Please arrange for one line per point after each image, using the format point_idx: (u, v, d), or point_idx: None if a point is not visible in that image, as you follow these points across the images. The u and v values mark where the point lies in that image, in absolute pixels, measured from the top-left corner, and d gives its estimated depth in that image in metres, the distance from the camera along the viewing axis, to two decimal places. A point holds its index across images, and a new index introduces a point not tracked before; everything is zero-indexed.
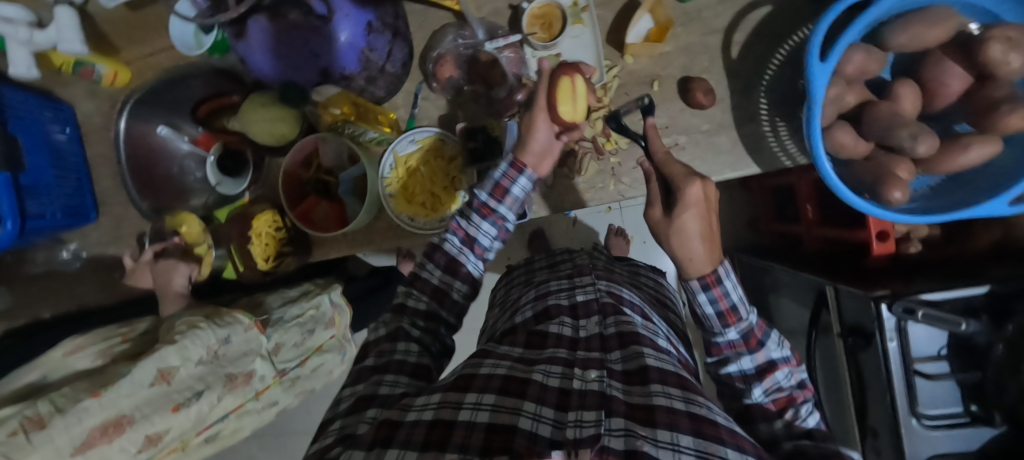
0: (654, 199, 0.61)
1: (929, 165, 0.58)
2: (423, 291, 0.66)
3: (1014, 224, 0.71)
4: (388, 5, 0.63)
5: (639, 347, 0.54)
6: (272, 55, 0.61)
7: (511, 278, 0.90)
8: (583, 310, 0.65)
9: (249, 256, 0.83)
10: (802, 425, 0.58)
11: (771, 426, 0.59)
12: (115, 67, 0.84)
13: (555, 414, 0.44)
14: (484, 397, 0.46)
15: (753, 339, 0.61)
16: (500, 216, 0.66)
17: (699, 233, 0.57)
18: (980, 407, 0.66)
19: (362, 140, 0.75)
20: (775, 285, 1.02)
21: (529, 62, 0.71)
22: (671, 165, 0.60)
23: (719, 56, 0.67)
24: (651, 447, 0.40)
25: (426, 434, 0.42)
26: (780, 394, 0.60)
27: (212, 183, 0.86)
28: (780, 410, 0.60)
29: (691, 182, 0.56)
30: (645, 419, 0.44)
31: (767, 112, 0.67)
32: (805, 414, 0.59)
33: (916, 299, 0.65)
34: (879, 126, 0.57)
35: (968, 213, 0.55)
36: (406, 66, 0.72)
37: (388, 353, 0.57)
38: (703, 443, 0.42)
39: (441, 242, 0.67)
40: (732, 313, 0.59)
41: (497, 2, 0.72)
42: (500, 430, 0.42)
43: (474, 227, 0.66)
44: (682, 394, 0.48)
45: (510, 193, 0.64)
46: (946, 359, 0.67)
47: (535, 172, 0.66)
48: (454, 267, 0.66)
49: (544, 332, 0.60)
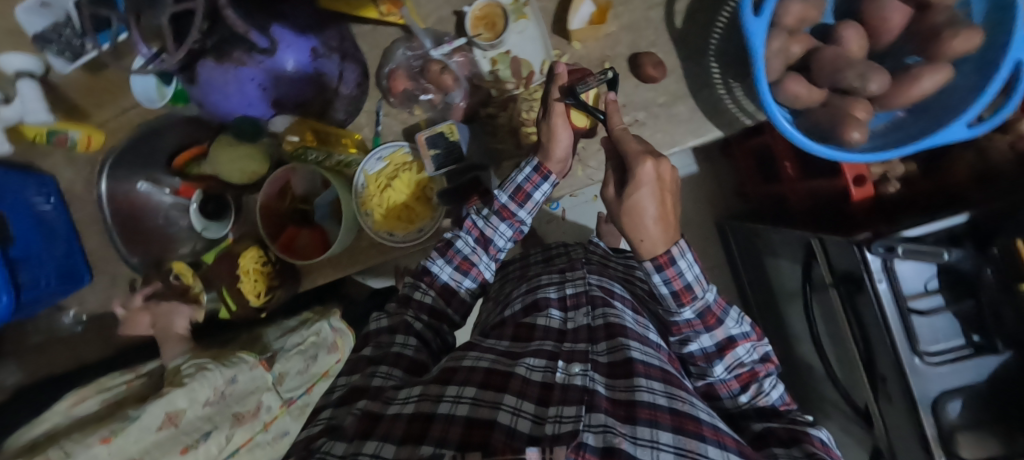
0: (609, 180, 0.61)
1: (884, 102, 0.58)
2: (431, 286, 0.70)
3: (988, 149, 0.70)
4: (332, 29, 0.65)
5: (623, 339, 0.55)
6: (222, 94, 0.61)
7: (506, 272, 0.91)
8: (572, 301, 0.67)
9: (241, 294, 0.85)
10: (766, 403, 0.64)
11: (736, 401, 0.65)
12: (87, 131, 0.83)
13: (535, 409, 0.44)
14: (464, 391, 0.47)
15: (710, 317, 0.62)
16: (519, 219, 0.69)
17: (654, 215, 0.56)
18: (982, 336, 0.65)
19: (331, 163, 0.76)
20: (769, 246, 0.99)
21: (480, 63, 0.72)
22: (627, 143, 0.59)
23: (664, 28, 0.68)
24: (631, 444, 0.41)
25: (406, 428, 0.44)
26: (743, 370, 0.64)
27: (198, 230, 0.90)
28: (744, 386, 0.65)
29: (643, 162, 0.55)
30: (626, 416, 0.44)
31: (719, 75, 0.67)
32: (768, 387, 0.64)
33: (898, 237, 0.64)
34: (827, 71, 0.57)
35: (926, 143, 0.56)
36: (361, 86, 0.73)
37: (386, 345, 0.61)
38: (682, 441, 0.43)
39: (454, 241, 0.70)
40: (687, 292, 0.59)
41: (441, 11, 0.73)
42: (478, 424, 0.42)
43: (492, 227, 0.69)
44: (664, 388, 0.49)
45: (530, 198, 0.66)
46: (935, 292, 0.66)
47: (559, 179, 0.67)
48: (466, 265, 0.70)
49: (531, 324, 0.61)
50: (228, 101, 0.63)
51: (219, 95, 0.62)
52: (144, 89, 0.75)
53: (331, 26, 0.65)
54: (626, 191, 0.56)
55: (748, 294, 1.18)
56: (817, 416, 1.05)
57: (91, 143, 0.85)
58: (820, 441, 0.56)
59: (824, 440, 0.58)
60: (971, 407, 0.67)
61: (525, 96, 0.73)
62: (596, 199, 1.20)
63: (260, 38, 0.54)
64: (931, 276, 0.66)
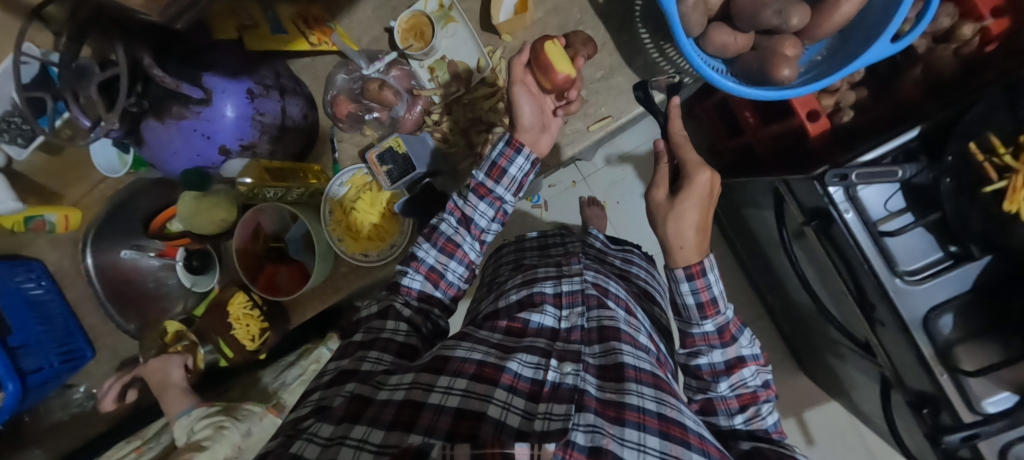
0: (658, 183, 0.65)
1: (811, 34, 0.59)
2: (417, 269, 0.66)
3: (933, 61, 0.70)
4: (266, 68, 0.67)
5: (616, 343, 0.54)
6: (171, 150, 0.62)
7: (501, 256, 0.89)
8: (567, 298, 0.63)
9: (236, 341, 0.86)
10: (761, 428, 0.59)
11: (730, 422, 0.61)
12: (63, 211, 0.86)
13: (525, 404, 0.45)
14: (456, 382, 0.46)
15: (727, 333, 0.61)
16: (498, 196, 0.67)
17: (693, 223, 0.61)
18: (958, 246, 0.67)
19: (293, 197, 0.77)
20: (750, 197, 0.96)
21: (419, 73, 0.76)
22: (687, 151, 0.64)
23: (588, 5, 0.73)
24: (618, 446, 0.42)
25: (395, 414, 0.43)
26: (745, 391, 0.61)
27: (188, 287, 0.93)
28: (742, 407, 0.60)
29: (700, 171, 0.61)
30: (614, 416, 0.44)
31: (650, 39, 0.73)
32: (765, 412, 0.60)
33: (853, 164, 0.65)
34: (747, 15, 0.57)
35: (856, 65, 0.56)
36: (309, 117, 0.74)
37: (377, 330, 0.57)
38: (668, 446, 0.43)
39: (438, 223, 0.67)
40: (712, 304, 0.60)
41: (374, 30, 0.76)
42: (467, 416, 0.42)
43: (471, 207, 0.66)
44: (654, 393, 0.49)
45: (507, 173, 0.65)
46: (909, 211, 0.69)
47: (534, 154, 0.67)
48: (450, 247, 0.67)
49: (524, 321, 0.58)
50: (178, 158, 0.63)
51: (167, 153, 0.63)
52: (105, 159, 0.77)
53: (264, 66, 0.67)
54: (675, 198, 0.61)
55: (740, 250, 1.17)
56: (827, 358, 1.04)
57: (69, 222, 0.87)
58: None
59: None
60: (965, 320, 0.66)
61: (468, 96, 0.75)
62: (575, 185, 1.21)
63: (193, 90, 0.58)
64: (894, 193, 0.69)
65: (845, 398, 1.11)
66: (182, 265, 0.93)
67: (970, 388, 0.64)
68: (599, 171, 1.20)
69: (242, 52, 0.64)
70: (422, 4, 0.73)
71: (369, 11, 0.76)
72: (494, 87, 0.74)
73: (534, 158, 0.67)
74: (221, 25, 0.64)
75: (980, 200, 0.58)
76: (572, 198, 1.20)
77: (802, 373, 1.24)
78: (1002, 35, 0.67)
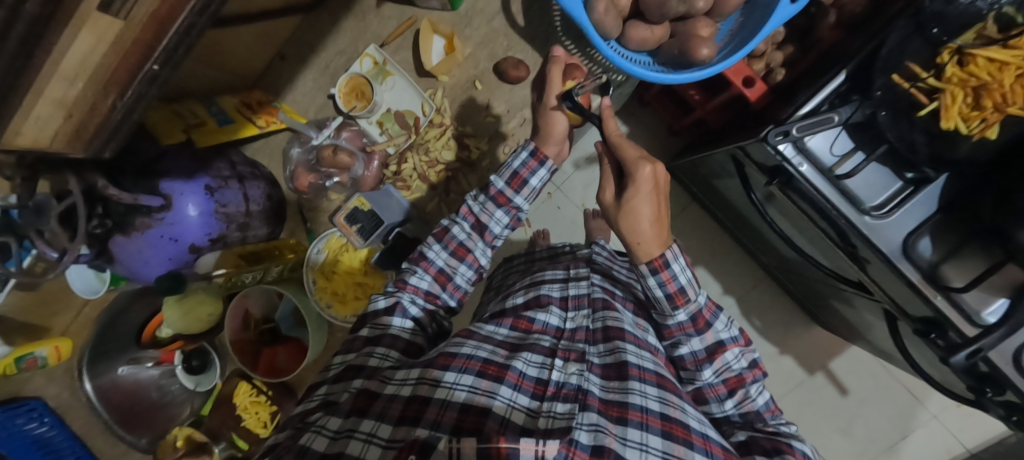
0: (606, 183, 0.62)
1: (720, 11, 0.63)
2: (426, 269, 0.66)
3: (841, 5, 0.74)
4: (221, 160, 0.68)
5: (620, 343, 0.56)
6: (146, 261, 0.63)
7: (511, 265, 0.89)
8: (574, 301, 0.65)
9: (248, 431, 0.86)
10: (752, 409, 0.60)
11: (721, 409, 0.62)
12: (52, 343, 0.82)
13: (529, 402, 0.46)
14: (462, 378, 0.46)
15: (701, 320, 0.61)
16: (516, 206, 0.67)
17: (649, 218, 0.58)
18: (914, 171, 0.69)
19: (274, 275, 0.79)
20: (712, 173, 1.02)
21: (369, 129, 0.78)
22: (625, 149, 0.61)
23: (511, 30, 0.77)
24: (621, 446, 0.43)
25: (403, 409, 0.43)
26: (730, 375, 0.61)
27: (191, 388, 0.96)
28: (731, 392, 0.61)
29: (642, 166, 0.57)
30: (617, 416, 0.45)
31: (575, 48, 0.76)
32: (754, 393, 0.61)
33: (794, 118, 0.67)
34: (655, 7, 0.61)
35: (767, 26, 0.59)
36: (272, 197, 0.76)
37: (384, 326, 0.58)
38: (671, 446, 0.45)
39: (450, 226, 0.68)
40: (681, 294, 0.59)
41: (317, 99, 0.79)
42: (473, 411, 0.43)
43: (488, 214, 0.67)
44: (658, 393, 0.50)
45: (527, 184, 0.66)
46: (859, 148, 0.71)
47: (555, 164, 0.68)
48: (461, 252, 0.67)
49: (532, 318, 0.60)
50: (152, 266, 0.64)
51: (141, 264, 0.63)
52: (82, 281, 0.77)
53: (218, 159, 0.69)
54: (625, 196, 0.58)
55: (725, 221, 1.19)
56: (832, 303, 1.05)
57: (61, 352, 0.83)
58: (799, 452, 0.54)
59: (804, 452, 0.55)
60: (941, 239, 0.68)
61: (420, 140, 0.78)
62: (551, 195, 1.22)
63: (151, 199, 0.58)
64: (839, 135, 0.71)
65: (864, 340, 1.11)
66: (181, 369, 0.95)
67: (966, 302, 0.65)
68: (570, 177, 1.21)
69: (194, 151, 0.65)
70: (358, 66, 0.75)
71: (309, 83, 0.80)
72: (443, 126, 0.79)
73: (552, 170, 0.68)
74: (166, 130, 0.63)
75: (918, 121, 0.63)
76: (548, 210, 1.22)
77: (817, 326, 1.23)
78: None
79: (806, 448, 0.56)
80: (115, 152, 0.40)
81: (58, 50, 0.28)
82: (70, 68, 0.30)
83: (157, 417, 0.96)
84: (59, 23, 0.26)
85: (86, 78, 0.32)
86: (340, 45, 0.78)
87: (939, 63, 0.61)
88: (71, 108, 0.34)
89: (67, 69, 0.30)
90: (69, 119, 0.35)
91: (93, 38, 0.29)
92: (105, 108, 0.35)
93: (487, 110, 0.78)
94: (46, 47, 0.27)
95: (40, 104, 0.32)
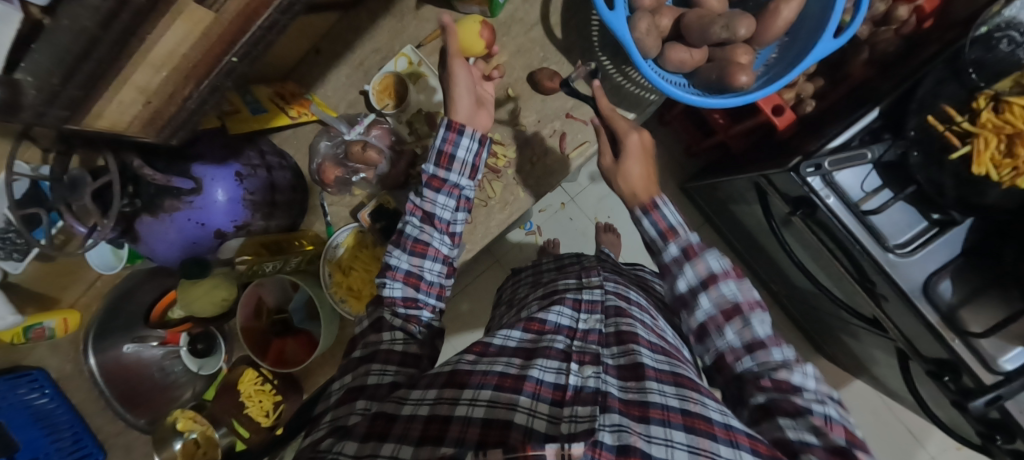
0: (603, 150, 0.69)
1: (759, 40, 0.64)
2: (395, 277, 0.60)
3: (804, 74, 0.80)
4: (250, 149, 0.69)
5: (635, 345, 0.53)
6: (169, 243, 0.63)
7: (518, 279, 0.88)
8: (587, 305, 0.62)
9: (250, 420, 0.85)
10: (770, 361, 0.52)
11: (724, 341, 0.56)
12: (61, 315, 0.80)
13: (550, 409, 0.44)
14: (481, 394, 0.45)
15: (694, 251, 0.60)
16: (455, 185, 0.64)
17: (638, 174, 0.66)
18: (940, 212, 0.70)
19: (293, 266, 0.78)
20: (729, 196, 1.03)
21: (399, 128, 0.79)
22: (615, 118, 0.68)
23: (548, 42, 0.77)
24: (645, 443, 0.41)
25: (423, 429, 0.41)
26: (727, 303, 0.56)
27: (195, 370, 0.91)
28: (728, 320, 0.56)
29: (631, 133, 0.66)
30: (639, 415, 0.44)
31: (612, 65, 0.77)
32: (754, 324, 0.55)
33: (823, 151, 0.68)
34: (697, 32, 0.62)
35: (810, 59, 0.61)
36: (296, 187, 0.76)
37: (375, 343, 0.56)
38: (695, 439, 0.42)
39: (402, 227, 0.63)
40: (672, 232, 0.62)
41: (348, 95, 0.79)
42: (495, 424, 0.41)
43: (429, 201, 0.63)
44: (676, 390, 0.48)
45: (456, 157, 0.63)
46: (887, 186, 0.71)
47: (478, 132, 0.65)
48: (420, 248, 0.62)
49: (543, 318, 0.58)
50: (174, 247, 0.64)
51: (165, 244, 0.63)
52: (99, 258, 0.75)
53: (248, 147, 0.69)
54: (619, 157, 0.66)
55: (736, 244, 1.19)
56: (842, 337, 1.04)
57: (69, 325, 0.82)
58: (819, 416, 0.47)
59: (827, 416, 0.48)
60: (962, 282, 0.68)
61: None
62: (564, 206, 1.21)
63: (182, 182, 0.59)
64: (870, 173, 0.72)
65: (869, 375, 1.11)
66: (185, 352, 0.90)
67: (983, 349, 0.64)
68: (585, 189, 1.21)
69: (226, 138, 0.67)
70: (393, 65, 0.76)
71: (342, 78, 0.79)
72: None
73: (479, 137, 0.64)
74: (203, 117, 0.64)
75: (949, 167, 0.62)
76: (563, 222, 1.21)
77: (823, 358, 1.23)
78: (935, 11, 0.74)
79: (832, 410, 0.49)
80: (180, 141, 0.40)
81: (152, 39, 0.29)
82: (156, 59, 0.31)
83: (157, 398, 0.91)
84: (160, 13, 0.28)
85: (171, 67, 0.33)
86: (376, 44, 0.78)
87: (974, 108, 0.61)
88: (151, 95, 0.35)
89: (155, 58, 0.31)
90: (147, 105, 0.36)
91: (184, 31, 0.30)
92: (181, 97, 0.36)
93: (517, 119, 0.78)
94: (143, 37, 0.29)
95: (123, 88, 0.32)
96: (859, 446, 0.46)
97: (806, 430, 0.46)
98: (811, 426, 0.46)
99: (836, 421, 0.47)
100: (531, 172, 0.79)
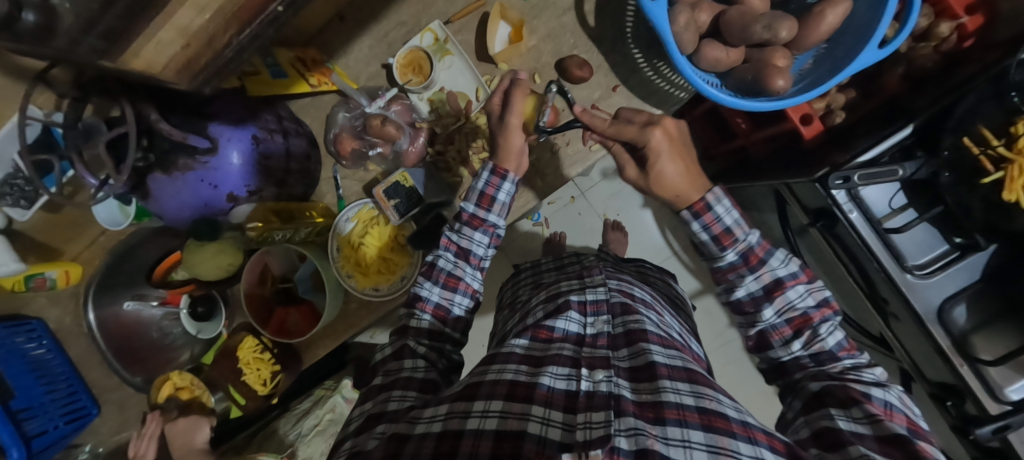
0: (625, 162, 0.66)
1: (799, 44, 0.62)
2: (425, 310, 0.61)
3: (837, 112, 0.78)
4: (269, 112, 0.68)
5: (645, 345, 0.51)
6: (182, 204, 0.63)
7: (519, 281, 0.85)
8: (592, 308, 0.60)
9: (247, 387, 0.84)
10: (838, 366, 0.56)
11: (788, 351, 0.59)
12: (63, 266, 0.79)
13: (564, 417, 0.43)
14: (491, 405, 0.43)
15: (753, 258, 0.60)
16: (492, 224, 0.65)
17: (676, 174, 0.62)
18: (963, 236, 0.68)
19: (302, 237, 0.76)
20: (745, 202, 1.01)
21: (419, 105, 0.77)
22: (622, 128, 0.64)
23: (580, 29, 0.75)
24: (663, 446, 0.39)
25: (436, 446, 0.40)
26: (795, 314, 0.59)
27: (194, 333, 0.87)
28: (797, 333, 0.59)
29: (651, 132, 0.61)
30: (654, 417, 0.42)
31: (643, 58, 0.75)
32: (824, 333, 0.57)
33: (852, 165, 0.67)
34: (737, 29, 0.60)
35: (851, 70, 0.60)
36: (311, 157, 0.74)
37: (395, 371, 0.54)
38: (714, 438, 0.41)
39: (434, 260, 0.64)
40: (727, 235, 0.61)
41: (371, 66, 0.77)
42: (507, 437, 0.40)
43: (467, 238, 0.64)
44: (690, 388, 0.46)
45: (496, 200, 0.63)
46: (911, 205, 0.71)
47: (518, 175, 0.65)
48: (453, 281, 0.63)
49: (551, 324, 0.55)
50: (185, 208, 0.63)
51: (177, 204, 0.62)
52: (107, 213, 0.73)
53: (266, 110, 0.67)
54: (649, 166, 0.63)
55: None
56: None
57: (70, 277, 0.80)
58: (879, 404, 0.49)
59: (886, 403, 0.50)
60: (976, 308, 0.68)
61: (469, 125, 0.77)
62: (574, 200, 1.20)
63: (199, 140, 0.58)
64: (897, 191, 0.71)
65: None
66: (185, 313, 0.87)
67: (989, 376, 0.64)
68: (596, 185, 1.18)
69: (245, 100, 0.65)
70: (418, 40, 0.74)
71: (364, 49, 0.77)
72: None
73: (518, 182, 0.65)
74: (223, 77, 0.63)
75: (979, 190, 0.61)
76: (575, 214, 1.19)
77: None
78: (976, 30, 0.72)
79: (893, 400, 0.50)
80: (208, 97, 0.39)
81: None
82: None
83: (155, 357, 0.90)
84: None
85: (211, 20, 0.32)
86: (402, 16, 0.76)
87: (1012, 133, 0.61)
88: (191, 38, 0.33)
89: None
90: (185, 49, 0.33)
91: None
92: (223, 46, 0.33)
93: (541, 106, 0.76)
94: None
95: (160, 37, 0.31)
96: (918, 435, 0.46)
97: (859, 420, 0.47)
98: (865, 415, 0.47)
99: (897, 410, 0.48)
100: (552, 162, 0.77)
